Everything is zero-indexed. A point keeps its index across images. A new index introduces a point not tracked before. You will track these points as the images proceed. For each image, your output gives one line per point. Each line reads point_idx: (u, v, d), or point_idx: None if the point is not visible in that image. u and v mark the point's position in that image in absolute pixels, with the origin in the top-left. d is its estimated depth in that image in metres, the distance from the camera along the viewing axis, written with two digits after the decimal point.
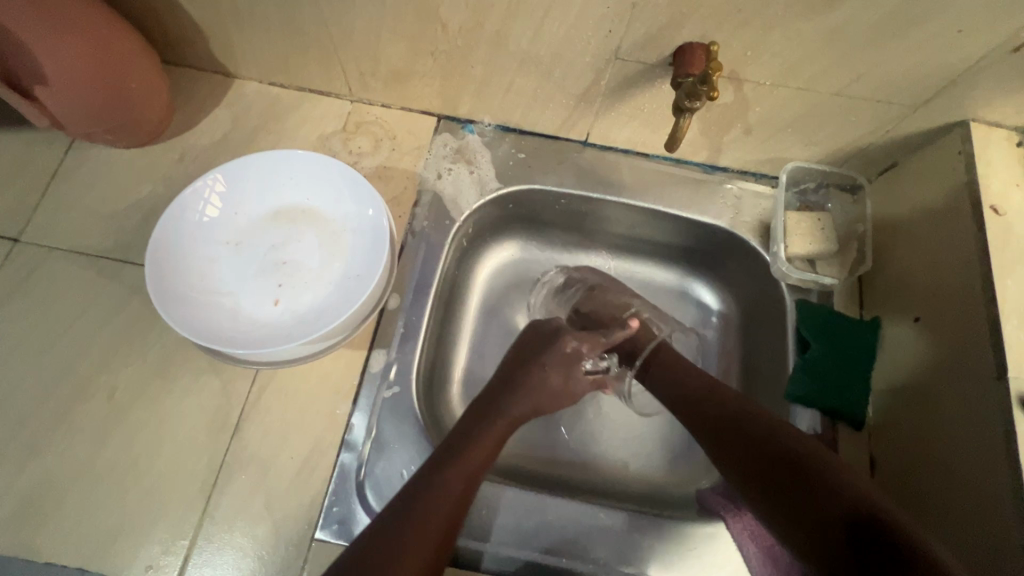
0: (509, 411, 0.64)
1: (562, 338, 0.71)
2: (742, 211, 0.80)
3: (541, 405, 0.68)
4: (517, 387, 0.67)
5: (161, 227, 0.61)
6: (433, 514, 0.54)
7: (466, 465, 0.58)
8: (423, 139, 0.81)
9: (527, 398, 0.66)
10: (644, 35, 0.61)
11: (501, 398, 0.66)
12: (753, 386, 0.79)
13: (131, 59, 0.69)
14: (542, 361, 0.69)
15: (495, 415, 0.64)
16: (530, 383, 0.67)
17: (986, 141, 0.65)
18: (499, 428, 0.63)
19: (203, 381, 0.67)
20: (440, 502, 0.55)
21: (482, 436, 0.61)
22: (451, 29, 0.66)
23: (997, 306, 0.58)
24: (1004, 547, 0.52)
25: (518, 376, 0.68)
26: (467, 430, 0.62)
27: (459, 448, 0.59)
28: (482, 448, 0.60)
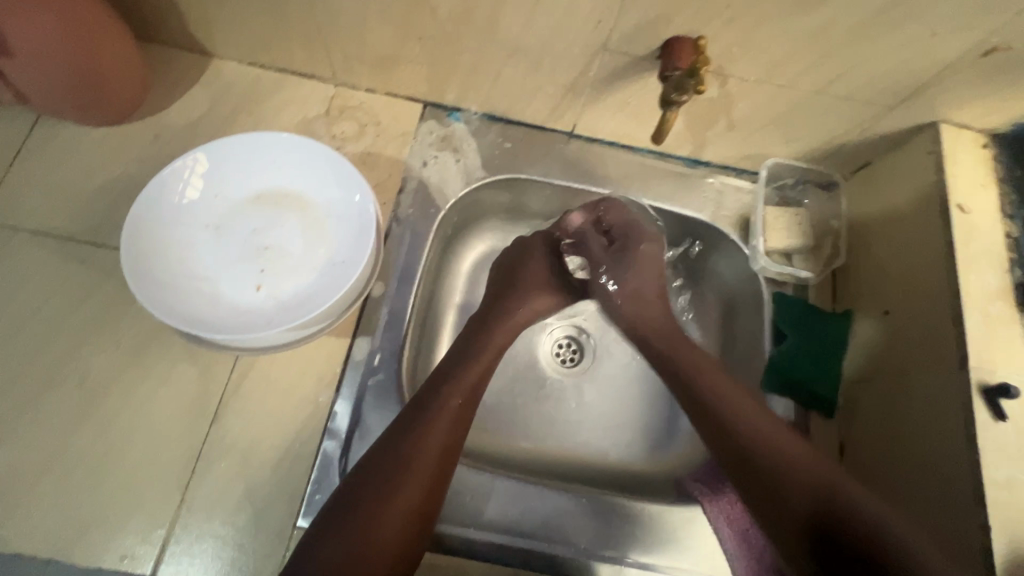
0: (512, 315, 0.72)
1: (533, 244, 0.77)
2: (723, 205, 0.82)
3: (533, 312, 0.74)
4: (515, 289, 0.74)
5: (140, 208, 0.59)
6: (418, 463, 0.56)
7: (463, 382, 0.63)
8: (409, 126, 0.81)
9: (525, 297, 0.73)
10: (633, 28, 0.62)
11: (496, 313, 0.71)
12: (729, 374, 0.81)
13: (104, 32, 0.66)
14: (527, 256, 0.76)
15: (500, 317, 0.71)
16: (524, 281, 0.74)
17: (955, 142, 0.67)
18: (482, 364, 0.66)
19: (180, 368, 0.65)
20: (425, 450, 0.57)
21: (484, 344, 0.68)
22: (440, 14, 0.65)
23: (961, 300, 0.61)
24: (959, 504, 0.56)
25: (513, 277, 0.75)
26: (467, 348, 0.67)
27: (441, 389, 0.62)
28: (476, 369, 0.65)
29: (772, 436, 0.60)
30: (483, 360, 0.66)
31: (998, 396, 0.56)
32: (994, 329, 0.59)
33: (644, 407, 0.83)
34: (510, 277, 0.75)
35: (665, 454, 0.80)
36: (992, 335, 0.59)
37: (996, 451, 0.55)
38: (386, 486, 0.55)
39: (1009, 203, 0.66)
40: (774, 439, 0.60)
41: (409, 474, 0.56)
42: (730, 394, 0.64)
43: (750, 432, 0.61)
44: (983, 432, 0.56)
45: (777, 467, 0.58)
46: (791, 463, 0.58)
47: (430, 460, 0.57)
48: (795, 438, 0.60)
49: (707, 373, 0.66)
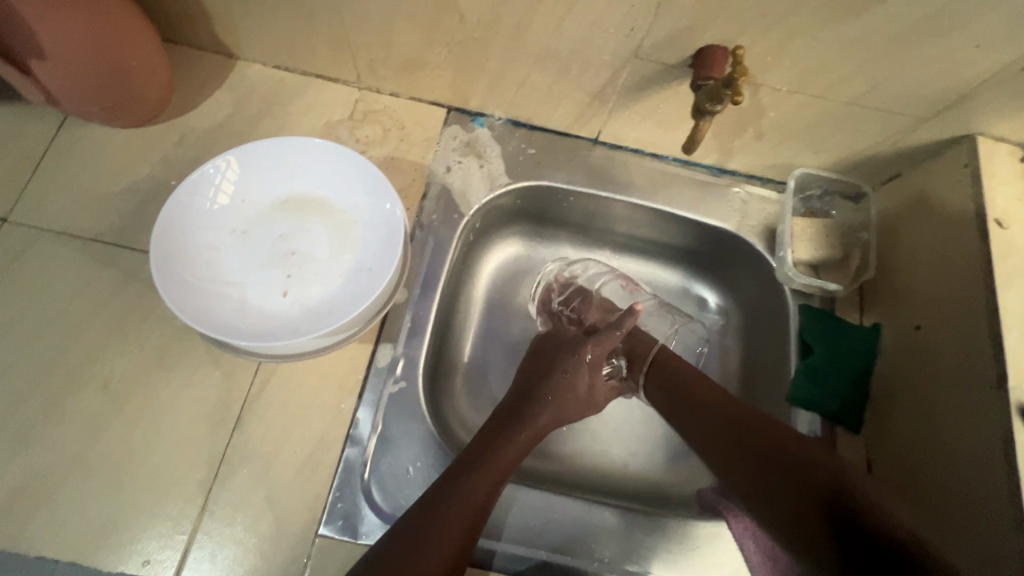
0: (535, 422, 0.65)
1: (580, 349, 0.72)
2: (748, 215, 0.81)
3: (564, 412, 0.68)
4: (541, 395, 0.68)
5: (170, 213, 0.59)
6: (450, 519, 0.55)
7: (488, 476, 0.59)
8: (432, 131, 0.80)
9: (552, 410, 0.67)
10: (665, 35, 0.61)
11: (528, 409, 0.66)
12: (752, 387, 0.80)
13: (134, 34, 0.66)
14: (560, 366, 0.70)
15: (521, 422, 0.65)
16: (557, 396, 0.68)
17: (992, 155, 0.66)
18: (522, 439, 0.64)
19: (202, 373, 0.65)
20: (456, 513, 0.56)
21: (513, 442, 0.63)
22: (469, 20, 0.65)
23: (1000, 319, 0.59)
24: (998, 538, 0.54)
25: (539, 387, 0.69)
26: (494, 437, 0.63)
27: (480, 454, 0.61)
28: (501, 466, 0.60)
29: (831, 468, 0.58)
30: (525, 432, 0.64)
31: None
32: None
33: (666, 419, 0.82)
34: (543, 379, 0.70)
35: (686, 465, 0.79)
36: None
37: None
38: (422, 537, 0.54)
39: None
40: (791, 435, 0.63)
41: (445, 529, 0.55)
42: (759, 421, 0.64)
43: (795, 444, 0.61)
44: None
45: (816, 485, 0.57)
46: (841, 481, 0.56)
47: (465, 516, 0.56)
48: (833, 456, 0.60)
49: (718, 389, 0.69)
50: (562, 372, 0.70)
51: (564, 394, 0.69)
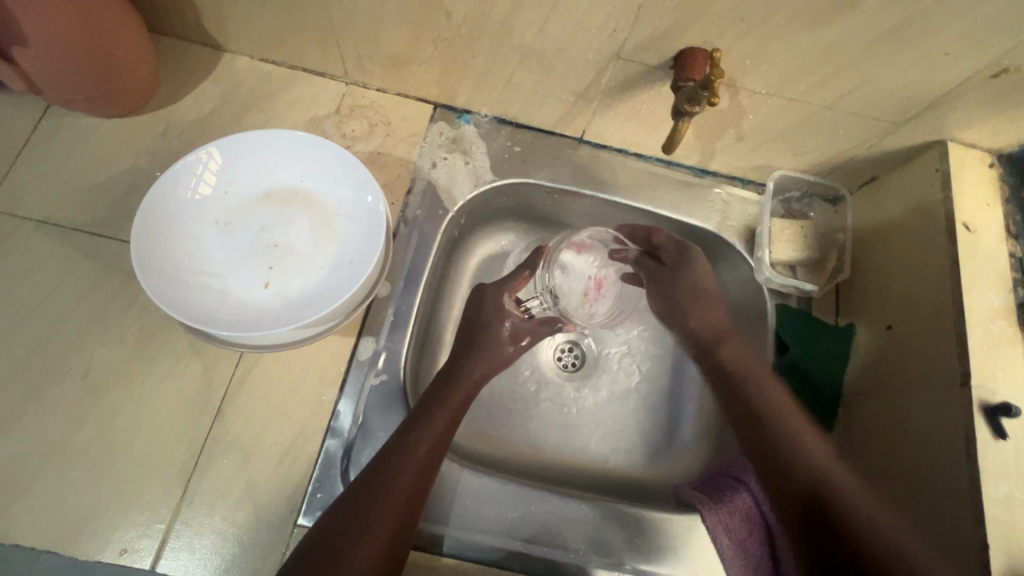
0: (466, 377, 0.69)
1: (497, 293, 0.76)
2: (728, 215, 0.82)
3: (495, 364, 0.73)
4: (471, 349, 0.72)
5: (151, 202, 0.59)
6: (399, 489, 0.58)
7: (429, 429, 0.62)
8: (419, 127, 0.81)
9: (480, 361, 0.72)
10: (647, 37, 0.62)
11: (461, 364, 0.71)
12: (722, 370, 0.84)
13: (118, 24, 0.66)
14: (483, 318, 0.74)
15: (454, 379, 0.68)
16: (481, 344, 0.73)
17: (961, 161, 0.68)
18: (455, 404, 0.66)
19: (184, 363, 0.65)
20: (406, 470, 0.59)
21: (447, 399, 0.66)
22: (455, 17, 0.66)
23: (965, 319, 0.61)
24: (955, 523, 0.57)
25: (469, 342, 0.73)
26: (434, 396, 0.66)
27: (419, 424, 0.62)
28: (442, 418, 0.64)
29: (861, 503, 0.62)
30: (456, 397, 0.67)
31: (999, 415, 0.57)
32: (995, 348, 0.60)
33: (645, 415, 0.83)
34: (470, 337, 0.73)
35: (665, 460, 0.80)
36: (994, 353, 0.60)
37: (997, 469, 0.56)
38: (370, 507, 0.56)
39: (1014, 223, 0.66)
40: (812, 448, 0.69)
41: (390, 500, 0.57)
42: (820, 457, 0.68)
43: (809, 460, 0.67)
44: (983, 450, 0.56)
45: (804, 497, 0.65)
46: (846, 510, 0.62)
47: (408, 481, 0.59)
48: (852, 477, 0.66)
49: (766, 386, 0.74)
50: (485, 331, 0.74)
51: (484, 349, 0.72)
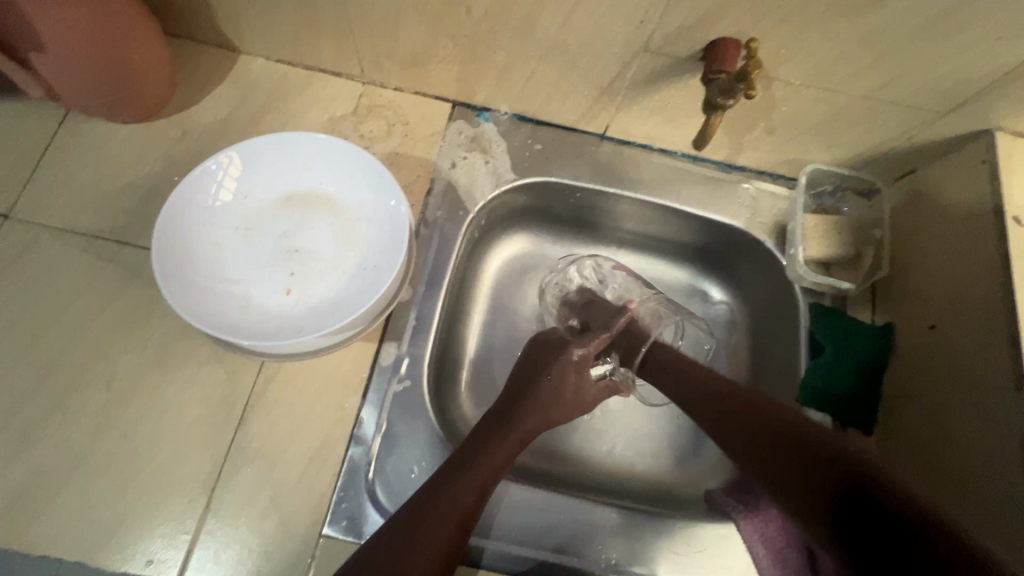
0: (521, 425, 0.63)
1: (567, 348, 0.69)
2: (758, 211, 0.80)
3: (552, 417, 0.66)
4: (527, 398, 0.65)
5: (171, 210, 0.57)
6: (446, 516, 0.55)
7: (476, 476, 0.57)
8: (437, 126, 0.79)
9: (538, 413, 0.64)
10: (676, 28, 0.59)
11: (514, 409, 0.64)
12: None
13: (134, 27, 0.65)
14: (546, 373, 0.67)
15: (509, 426, 0.62)
16: (540, 399, 0.65)
17: (1011, 151, 0.64)
18: (514, 439, 0.62)
19: (206, 371, 0.64)
20: (447, 516, 0.55)
21: (499, 445, 0.61)
22: (475, 12, 0.64)
23: (1018, 320, 0.57)
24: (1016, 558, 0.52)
25: (526, 392, 0.66)
26: (484, 436, 0.61)
27: (463, 469, 0.58)
28: (492, 464, 0.59)
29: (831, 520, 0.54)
30: (509, 444, 0.61)
31: None
32: None
33: (674, 419, 0.81)
34: (530, 386, 0.66)
35: (694, 466, 0.78)
36: None
37: None
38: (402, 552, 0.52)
39: None
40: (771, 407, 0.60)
41: (427, 549, 0.53)
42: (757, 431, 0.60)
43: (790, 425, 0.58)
44: None
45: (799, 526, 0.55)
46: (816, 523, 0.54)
47: (449, 529, 0.54)
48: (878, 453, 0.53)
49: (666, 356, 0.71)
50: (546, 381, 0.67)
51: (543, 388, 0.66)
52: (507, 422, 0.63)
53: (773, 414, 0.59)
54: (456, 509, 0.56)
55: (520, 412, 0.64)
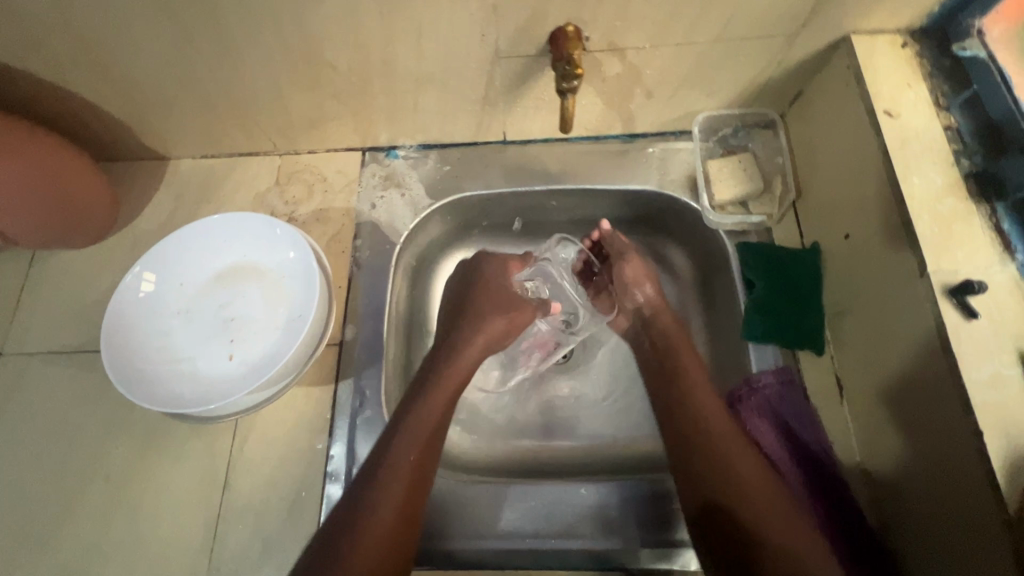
0: (467, 349, 0.69)
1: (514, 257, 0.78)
2: (667, 171, 0.82)
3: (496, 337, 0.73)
4: (465, 319, 0.72)
5: (113, 313, 0.63)
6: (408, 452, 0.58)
7: (428, 406, 0.62)
8: (353, 175, 0.85)
9: (483, 330, 0.71)
10: (514, 31, 0.64)
11: (458, 337, 0.70)
12: (720, 352, 0.79)
13: (65, 165, 0.74)
14: (482, 289, 0.74)
15: (450, 359, 0.67)
16: (474, 315, 0.72)
17: (872, 50, 0.65)
18: (455, 377, 0.66)
19: (189, 447, 0.71)
20: (410, 445, 0.59)
21: (448, 374, 0.66)
22: (341, 68, 0.70)
23: (908, 207, 0.58)
24: (953, 428, 0.52)
25: (464, 308, 0.73)
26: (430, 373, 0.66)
27: (416, 403, 0.62)
28: (445, 389, 0.64)
29: (775, 521, 0.53)
30: (454, 374, 0.66)
31: (965, 294, 0.53)
32: (949, 227, 0.56)
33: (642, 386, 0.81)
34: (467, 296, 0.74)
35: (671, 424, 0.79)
36: (949, 234, 0.56)
37: (975, 350, 0.51)
38: (371, 492, 0.56)
39: (942, 95, 0.63)
40: (725, 436, 0.59)
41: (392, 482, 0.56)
42: (704, 416, 0.61)
43: (727, 463, 0.57)
44: (956, 336, 0.52)
45: (701, 498, 0.57)
46: (741, 496, 0.55)
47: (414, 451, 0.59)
48: (761, 480, 0.56)
49: (697, 395, 0.63)
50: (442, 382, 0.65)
51: (422, 405, 0.62)
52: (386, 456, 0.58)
53: (715, 442, 0.59)
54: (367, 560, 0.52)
55: (400, 432, 0.60)
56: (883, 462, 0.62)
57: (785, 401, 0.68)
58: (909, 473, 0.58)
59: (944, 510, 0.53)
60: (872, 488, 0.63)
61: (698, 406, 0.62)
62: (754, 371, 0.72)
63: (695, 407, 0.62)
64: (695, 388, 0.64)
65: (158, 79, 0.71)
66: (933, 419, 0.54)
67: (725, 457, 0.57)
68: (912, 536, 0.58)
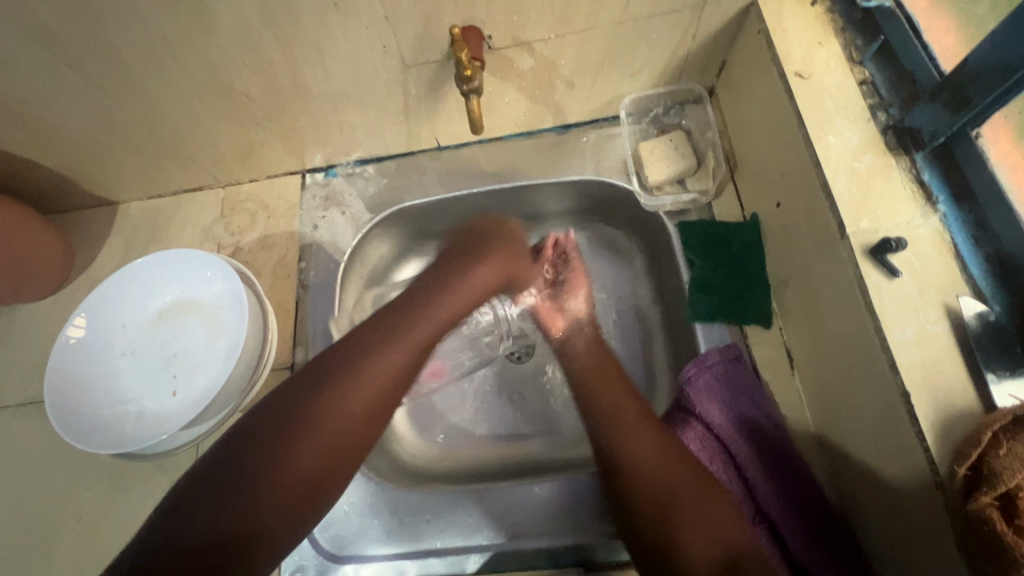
0: (481, 273, 0.62)
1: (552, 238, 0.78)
2: (603, 158, 0.81)
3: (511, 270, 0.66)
4: (480, 249, 0.65)
5: (55, 362, 0.65)
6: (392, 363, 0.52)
7: (430, 315, 0.56)
8: (294, 198, 0.86)
9: (501, 262, 0.65)
10: (413, 39, 0.64)
11: (464, 263, 0.63)
12: (674, 336, 0.77)
13: (10, 221, 0.75)
14: (495, 235, 0.68)
15: (455, 278, 0.60)
16: (499, 250, 0.65)
17: (780, 12, 0.63)
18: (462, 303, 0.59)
19: (154, 483, 0.72)
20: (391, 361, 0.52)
21: (457, 287, 0.60)
22: (256, 96, 0.71)
23: (824, 169, 0.56)
24: (886, 389, 0.50)
25: (481, 241, 0.66)
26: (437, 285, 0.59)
27: (418, 310, 0.56)
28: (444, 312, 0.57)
29: (703, 517, 0.52)
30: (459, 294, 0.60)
31: (885, 252, 0.51)
32: (867, 185, 0.55)
33: None
34: (484, 236, 0.67)
35: None
36: (868, 192, 0.54)
37: (898, 309, 0.50)
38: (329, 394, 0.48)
39: (855, 50, 0.61)
40: (631, 420, 0.60)
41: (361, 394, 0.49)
42: (614, 409, 0.61)
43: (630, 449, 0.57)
44: (879, 297, 0.51)
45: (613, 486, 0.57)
46: (658, 485, 0.54)
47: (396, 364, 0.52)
48: (675, 464, 0.55)
49: (605, 382, 0.65)
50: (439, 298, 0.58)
51: (427, 313, 0.56)
52: (355, 376, 0.50)
53: (621, 426, 0.59)
54: (316, 451, 0.46)
55: (383, 340, 0.52)
56: (835, 431, 0.60)
57: (736, 381, 0.66)
58: (858, 442, 0.56)
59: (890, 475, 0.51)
60: (831, 459, 0.62)
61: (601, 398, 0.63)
62: (703, 351, 0.70)
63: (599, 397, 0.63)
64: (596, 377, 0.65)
65: (82, 128, 0.72)
66: (873, 383, 0.52)
67: (625, 437, 0.58)
68: (866, 505, 0.57)
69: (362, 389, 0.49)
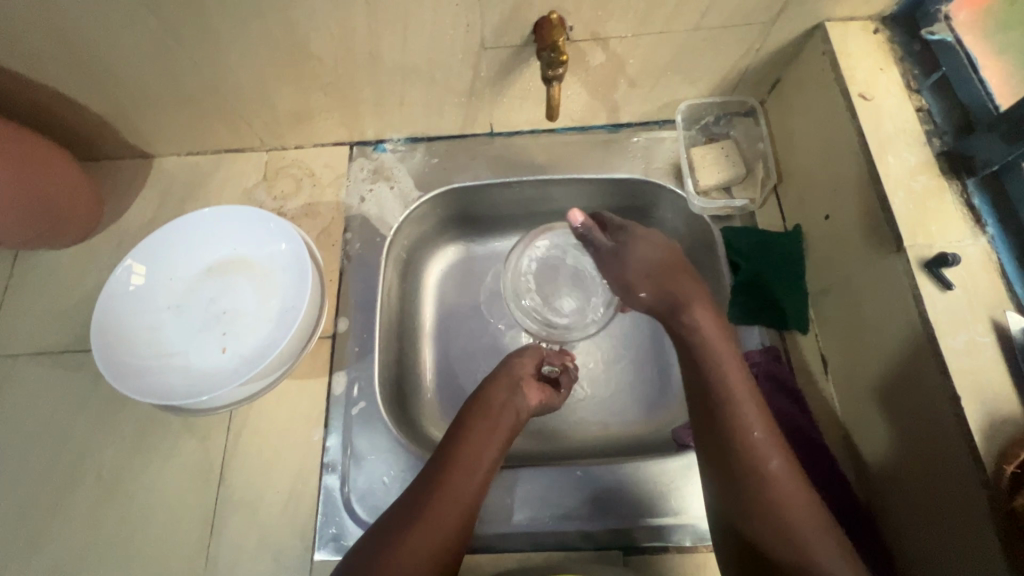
0: (504, 405, 0.65)
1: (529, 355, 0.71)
2: (653, 160, 0.84)
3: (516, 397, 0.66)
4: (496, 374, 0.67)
5: (103, 309, 0.65)
6: (455, 505, 0.57)
7: (470, 463, 0.59)
8: (342, 169, 0.86)
9: (504, 384, 0.66)
10: (498, 22, 0.65)
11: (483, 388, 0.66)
12: None
13: (44, 163, 0.72)
14: (506, 366, 0.68)
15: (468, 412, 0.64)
16: (507, 376, 0.67)
17: (845, 36, 0.68)
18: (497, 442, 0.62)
19: (182, 443, 0.70)
20: (450, 509, 0.56)
21: (485, 437, 0.62)
22: (327, 61, 0.70)
23: (884, 185, 0.60)
24: (932, 394, 0.54)
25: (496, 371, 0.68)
26: (475, 425, 0.62)
27: (450, 459, 0.59)
28: (486, 448, 0.61)
29: None
30: (495, 430, 0.63)
31: (940, 267, 0.55)
32: (922, 204, 0.59)
33: (633, 374, 0.80)
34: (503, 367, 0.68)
35: (660, 409, 0.78)
36: (923, 210, 0.58)
37: (951, 319, 0.54)
38: (403, 528, 0.55)
39: (913, 79, 0.65)
40: (786, 499, 0.52)
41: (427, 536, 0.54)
42: (780, 488, 0.52)
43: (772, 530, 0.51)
44: (932, 306, 0.54)
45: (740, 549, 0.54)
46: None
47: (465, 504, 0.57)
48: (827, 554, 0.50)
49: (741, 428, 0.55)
50: (476, 438, 0.61)
51: (467, 459, 0.59)
52: (410, 526, 0.55)
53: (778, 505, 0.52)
54: None
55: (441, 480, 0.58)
56: (867, 433, 0.64)
57: (774, 380, 0.69)
58: (894, 443, 0.59)
59: (929, 474, 0.55)
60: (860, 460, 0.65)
61: (737, 424, 0.55)
62: (744, 351, 0.73)
63: (730, 421, 0.55)
64: (737, 397, 0.56)
65: (139, 74, 0.71)
66: (918, 387, 0.55)
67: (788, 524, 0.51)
68: (894, 503, 0.60)
69: (434, 530, 0.55)
